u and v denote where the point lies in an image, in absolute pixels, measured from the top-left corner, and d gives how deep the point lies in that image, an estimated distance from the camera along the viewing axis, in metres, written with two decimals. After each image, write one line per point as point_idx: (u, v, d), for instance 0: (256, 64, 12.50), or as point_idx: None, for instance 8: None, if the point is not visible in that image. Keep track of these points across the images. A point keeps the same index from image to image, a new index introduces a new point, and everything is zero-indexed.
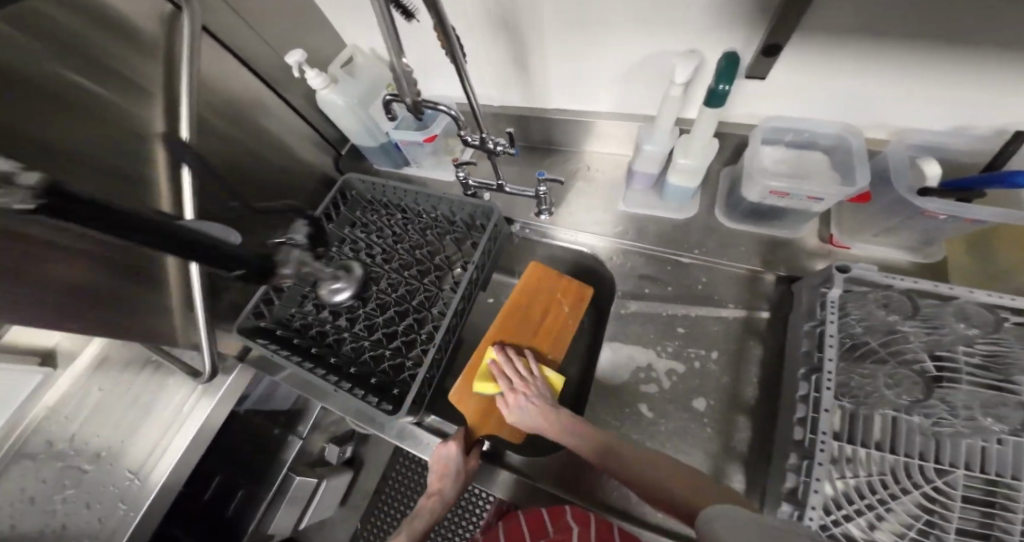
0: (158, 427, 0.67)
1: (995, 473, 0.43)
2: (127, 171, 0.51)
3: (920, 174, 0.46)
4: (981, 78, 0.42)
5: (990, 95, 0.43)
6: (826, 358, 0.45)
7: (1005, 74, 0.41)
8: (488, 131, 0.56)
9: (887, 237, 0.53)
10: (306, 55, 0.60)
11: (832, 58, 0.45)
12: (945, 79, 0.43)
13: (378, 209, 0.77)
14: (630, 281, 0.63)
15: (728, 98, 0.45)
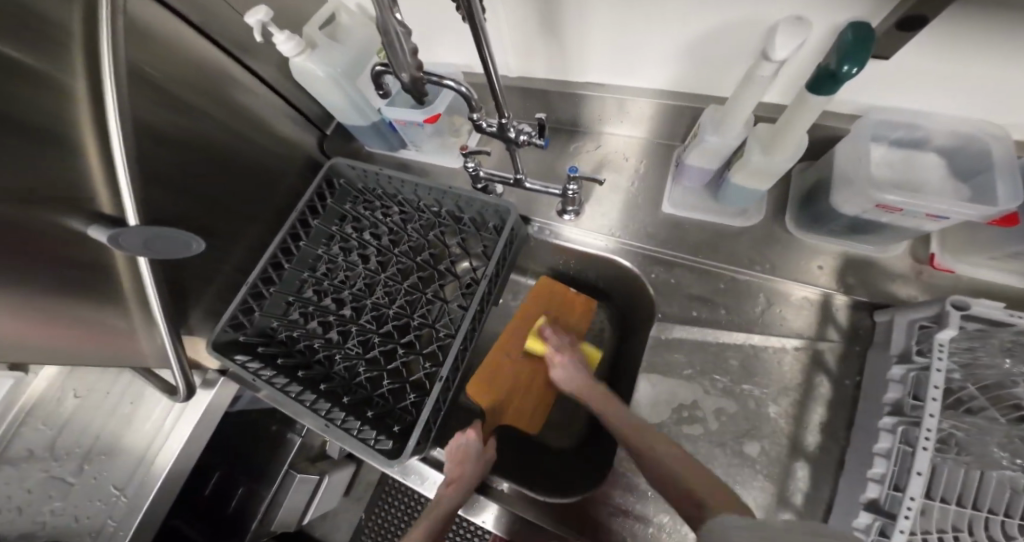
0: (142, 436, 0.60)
1: None
2: (52, 161, 0.39)
3: None
4: None
5: None
6: (926, 414, 0.34)
7: None
8: (510, 115, 0.45)
9: (1007, 262, 0.42)
10: (272, 13, 0.47)
11: (978, 37, 0.34)
12: None
13: (371, 201, 0.65)
14: (675, 302, 0.53)
15: (847, 84, 0.33)
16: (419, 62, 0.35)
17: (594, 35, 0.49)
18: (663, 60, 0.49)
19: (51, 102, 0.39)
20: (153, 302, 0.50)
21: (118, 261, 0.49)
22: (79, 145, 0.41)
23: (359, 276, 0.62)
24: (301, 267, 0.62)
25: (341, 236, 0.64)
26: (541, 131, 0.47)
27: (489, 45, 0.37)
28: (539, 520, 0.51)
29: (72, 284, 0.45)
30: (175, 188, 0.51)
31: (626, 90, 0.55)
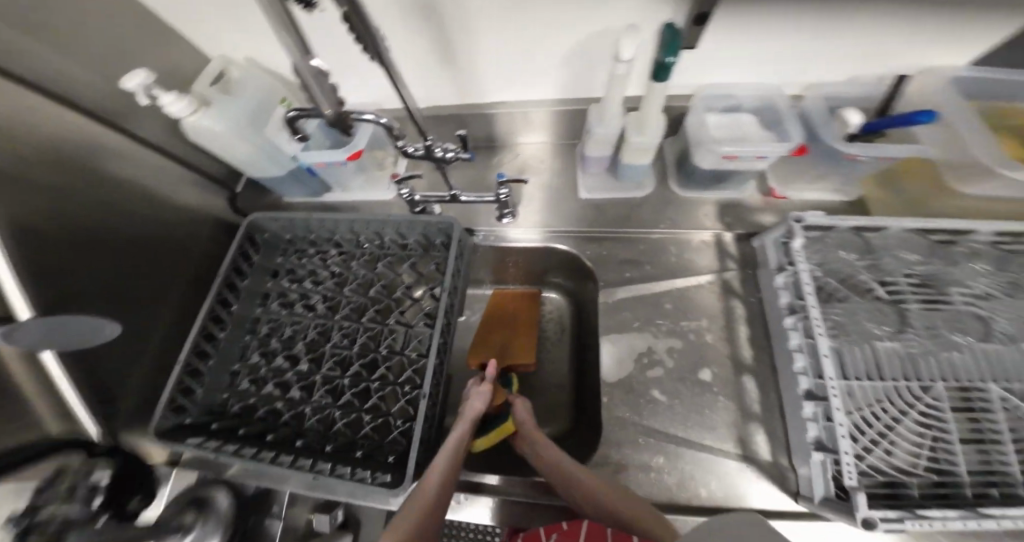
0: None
1: (965, 380, 0.45)
2: None
3: (843, 123, 0.49)
4: (863, 40, 0.49)
5: (867, 52, 0.51)
6: (809, 305, 0.47)
7: (883, 26, 0.47)
8: (433, 136, 0.48)
9: (820, 182, 0.59)
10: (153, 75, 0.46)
11: (749, 28, 0.49)
12: (835, 39, 0.50)
13: (303, 250, 0.64)
14: (611, 269, 0.61)
15: (673, 71, 0.45)
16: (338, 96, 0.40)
17: (488, 60, 0.57)
18: (549, 71, 0.58)
19: None
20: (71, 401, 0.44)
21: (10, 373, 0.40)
22: None
23: (308, 327, 0.59)
24: (240, 331, 0.58)
25: (279, 292, 0.61)
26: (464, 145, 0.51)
27: (399, 74, 0.42)
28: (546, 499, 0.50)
29: None
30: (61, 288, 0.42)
31: (526, 102, 0.64)
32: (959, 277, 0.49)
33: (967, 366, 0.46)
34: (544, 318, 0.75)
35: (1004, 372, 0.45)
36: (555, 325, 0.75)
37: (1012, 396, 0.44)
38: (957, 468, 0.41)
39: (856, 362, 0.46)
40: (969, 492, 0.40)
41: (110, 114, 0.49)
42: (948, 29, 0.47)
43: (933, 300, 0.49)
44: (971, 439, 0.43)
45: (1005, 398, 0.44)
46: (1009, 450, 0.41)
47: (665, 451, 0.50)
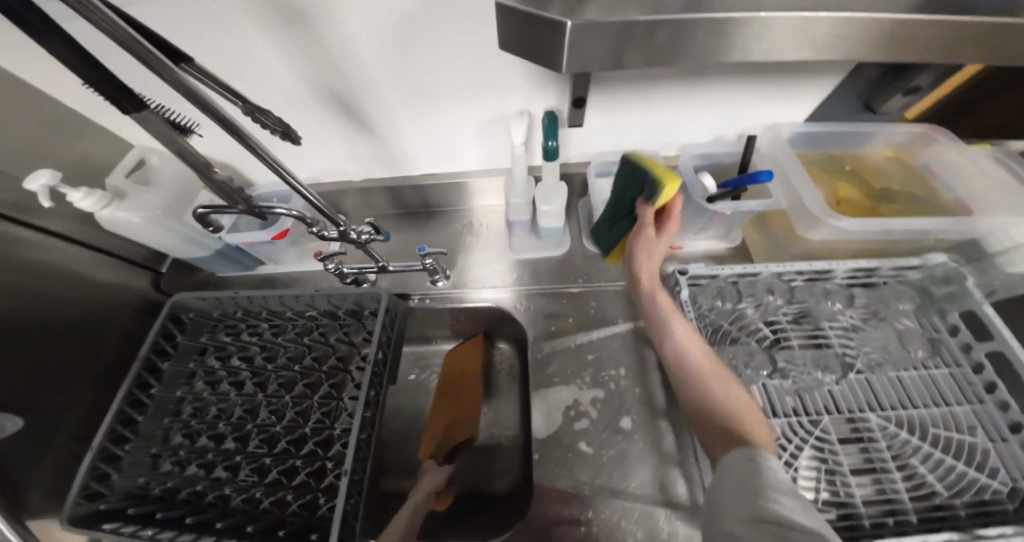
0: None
1: (849, 411, 0.52)
2: None
3: (704, 187, 0.59)
4: (710, 110, 0.60)
5: (717, 118, 0.62)
6: None
7: (717, 100, 0.59)
8: (347, 221, 0.51)
9: (704, 233, 0.67)
10: (61, 175, 0.48)
11: (620, 106, 0.58)
12: (691, 109, 0.60)
13: (233, 326, 0.64)
14: (536, 324, 0.65)
15: (559, 152, 0.53)
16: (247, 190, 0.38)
17: (407, 141, 0.63)
18: (464, 147, 0.65)
19: None
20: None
21: None
22: None
23: (235, 406, 0.59)
24: (160, 415, 0.57)
25: (206, 372, 0.61)
26: (378, 228, 0.55)
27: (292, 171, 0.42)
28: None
29: None
30: None
31: (450, 173, 0.70)
32: None
33: (847, 398, 0.53)
34: (496, 366, 0.77)
35: (880, 402, 0.52)
36: (507, 369, 0.77)
37: (891, 424, 0.50)
38: (854, 499, 0.45)
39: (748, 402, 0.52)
40: (866, 522, 0.44)
41: (25, 210, 0.51)
42: (768, 96, 0.59)
43: (813, 336, 0.57)
44: (863, 468, 0.48)
45: (885, 427, 0.50)
46: (896, 479, 0.47)
47: (594, 503, 0.52)
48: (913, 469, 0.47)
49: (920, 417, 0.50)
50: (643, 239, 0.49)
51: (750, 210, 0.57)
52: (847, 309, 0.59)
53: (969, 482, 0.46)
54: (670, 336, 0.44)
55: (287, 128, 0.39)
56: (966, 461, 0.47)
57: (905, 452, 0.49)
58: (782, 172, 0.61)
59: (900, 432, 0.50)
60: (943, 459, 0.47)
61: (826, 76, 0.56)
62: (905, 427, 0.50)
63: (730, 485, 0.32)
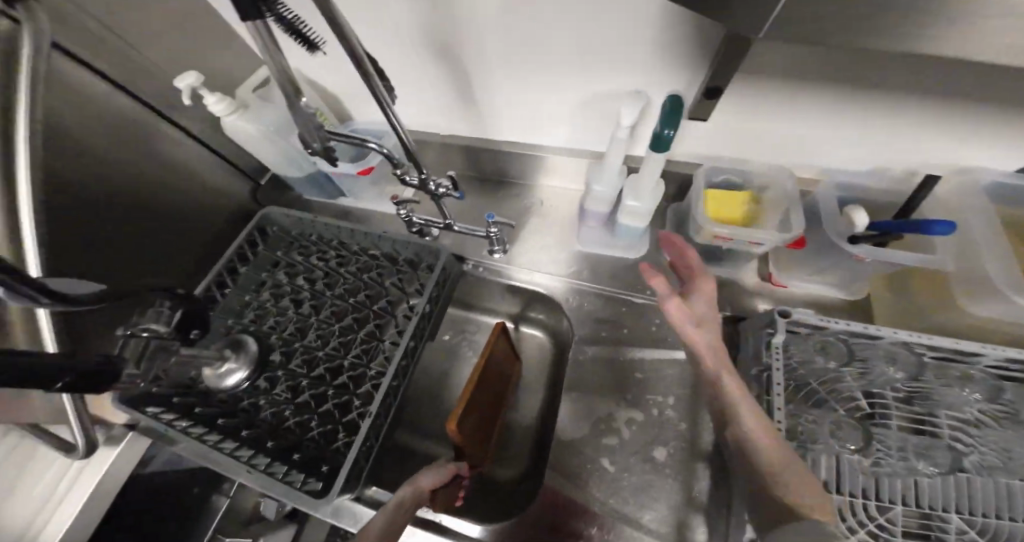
0: (25, 508, 0.52)
1: (928, 505, 0.42)
2: None
3: (850, 222, 0.49)
4: (875, 133, 0.49)
5: (881, 143, 0.50)
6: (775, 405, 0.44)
7: (885, 121, 0.47)
8: (428, 171, 0.49)
9: (821, 275, 0.56)
10: (203, 77, 0.50)
11: (758, 106, 0.49)
12: (849, 127, 0.49)
13: (305, 247, 0.68)
14: (588, 324, 0.60)
15: (672, 145, 0.46)
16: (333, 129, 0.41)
17: (504, 104, 0.60)
18: (560, 122, 0.60)
19: None
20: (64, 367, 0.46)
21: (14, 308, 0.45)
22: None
23: (289, 321, 0.63)
24: (226, 315, 0.63)
25: (273, 283, 0.66)
26: (457, 185, 0.52)
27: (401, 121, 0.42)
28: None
29: None
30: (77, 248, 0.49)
31: (535, 146, 0.66)
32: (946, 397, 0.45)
33: (931, 490, 0.42)
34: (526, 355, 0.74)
35: (967, 500, 0.42)
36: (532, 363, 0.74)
37: (971, 529, 0.40)
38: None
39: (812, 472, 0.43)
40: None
41: (164, 104, 0.56)
42: (962, 130, 0.46)
43: (919, 421, 0.46)
44: None
45: (965, 532, 0.40)
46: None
47: (599, 522, 0.48)
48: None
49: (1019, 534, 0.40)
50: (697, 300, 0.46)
51: (901, 263, 0.46)
52: (985, 402, 0.45)
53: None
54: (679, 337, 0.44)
55: (392, 88, 0.41)
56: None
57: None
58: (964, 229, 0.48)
59: (979, 541, 0.40)
60: None
61: None
62: (986, 536, 0.40)
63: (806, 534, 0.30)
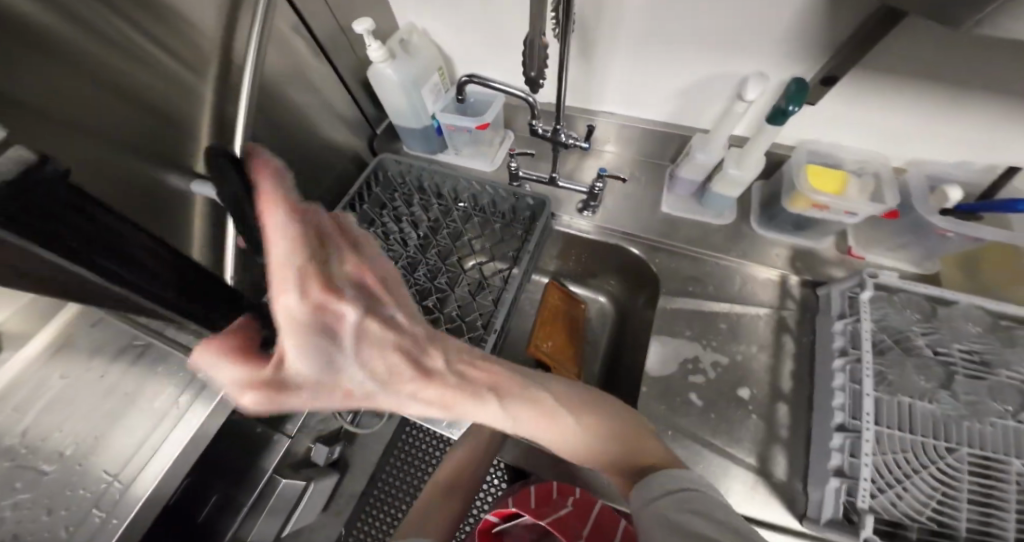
0: (125, 446, 0.43)
1: (989, 448, 0.45)
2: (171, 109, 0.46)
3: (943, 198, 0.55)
4: (971, 126, 0.54)
5: (974, 138, 0.56)
6: (864, 350, 0.49)
7: (983, 116, 0.53)
8: (564, 123, 0.56)
9: (899, 252, 0.62)
10: (371, 26, 0.57)
11: (865, 91, 0.55)
12: (946, 120, 0.55)
13: (412, 193, 0.74)
14: (675, 279, 0.66)
15: (790, 118, 0.53)
16: (542, 63, 0.49)
17: (619, 77, 0.66)
18: (669, 97, 0.66)
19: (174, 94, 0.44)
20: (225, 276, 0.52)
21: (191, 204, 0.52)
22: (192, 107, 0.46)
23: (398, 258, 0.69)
24: None
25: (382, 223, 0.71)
26: (585, 136, 0.59)
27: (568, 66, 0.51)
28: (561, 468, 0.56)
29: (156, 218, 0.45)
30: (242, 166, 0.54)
31: (636, 118, 0.72)
32: (1016, 358, 0.49)
33: (995, 439, 0.46)
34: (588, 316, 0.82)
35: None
36: (598, 319, 0.81)
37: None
38: (957, 523, 0.43)
39: (888, 413, 0.48)
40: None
41: (320, 47, 0.62)
42: None
43: (980, 374, 0.49)
44: (976, 502, 0.44)
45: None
46: (1010, 522, 0.42)
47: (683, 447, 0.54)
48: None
49: None
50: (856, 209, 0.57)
51: (981, 236, 0.53)
52: None
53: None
54: (248, 378, 0.29)
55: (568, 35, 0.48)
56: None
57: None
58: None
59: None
60: None
61: None
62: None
63: (654, 511, 0.36)
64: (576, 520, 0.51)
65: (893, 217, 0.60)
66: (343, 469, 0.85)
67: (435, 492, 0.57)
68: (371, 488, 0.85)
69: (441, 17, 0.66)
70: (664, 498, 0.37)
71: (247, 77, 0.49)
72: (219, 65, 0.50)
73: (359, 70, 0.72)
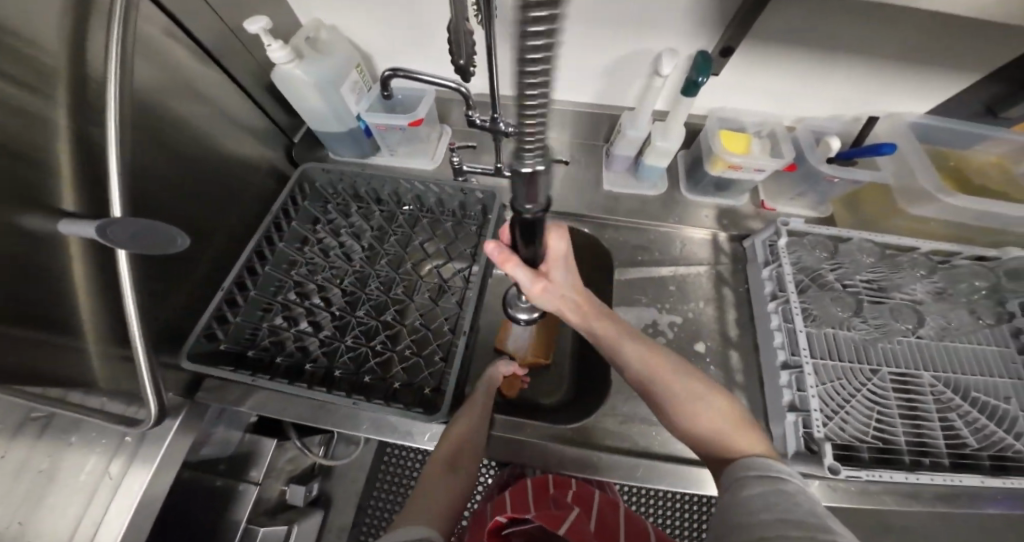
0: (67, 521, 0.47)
1: (904, 367, 0.56)
2: (15, 137, 0.37)
3: (826, 149, 0.64)
4: (840, 84, 0.64)
5: (843, 94, 0.65)
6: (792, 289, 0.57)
7: (848, 73, 0.62)
8: (501, 113, 0.55)
9: (800, 201, 0.72)
10: (269, 23, 0.51)
11: (759, 60, 0.62)
12: (821, 81, 0.64)
13: (347, 204, 0.69)
14: (624, 253, 0.70)
15: (700, 90, 0.59)
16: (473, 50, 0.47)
17: (545, 62, 0.66)
18: (594, 77, 0.68)
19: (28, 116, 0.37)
20: (132, 325, 0.45)
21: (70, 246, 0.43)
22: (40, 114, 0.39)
23: (346, 273, 0.64)
24: (277, 269, 0.62)
25: (320, 240, 0.66)
26: (523, 123, 0.59)
27: (498, 66, 0.49)
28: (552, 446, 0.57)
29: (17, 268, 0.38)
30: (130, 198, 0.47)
31: (566, 101, 0.73)
32: (903, 280, 0.61)
33: (906, 357, 0.57)
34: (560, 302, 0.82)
35: (932, 364, 0.56)
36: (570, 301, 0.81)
37: (939, 383, 0.55)
38: (897, 438, 0.51)
39: (818, 345, 0.57)
40: (904, 457, 0.51)
41: (210, 50, 0.55)
42: (898, 85, 0.63)
43: (879, 297, 0.60)
44: (906, 415, 0.53)
45: (935, 386, 0.55)
46: (936, 428, 0.52)
47: None
48: (951, 422, 0.53)
49: (966, 382, 0.55)
50: (763, 165, 0.63)
51: (857, 179, 0.64)
52: (923, 279, 0.61)
53: (994, 440, 0.51)
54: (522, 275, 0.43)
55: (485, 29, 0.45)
56: (1004, 427, 0.52)
57: (947, 407, 0.54)
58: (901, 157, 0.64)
59: (947, 392, 0.54)
60: (979, 419, 0.52)
61: (961, 76, 0.60)
62: (950, 388, 0.55)
63: (746, 503, 0.37)
64: (583, 518, 0.48)
65: (791, 170, 0.69)
66: (326, 505, 0.86)
67: (428, 475, 0.49)
68: (362, 517, 0.86)
69: (353, 10, 0.61)
70: (753, 483, 0.38)
71: (111, 92, 0.39)
72: (73, 78, 0.41)
73: (262, 71, 0.65)
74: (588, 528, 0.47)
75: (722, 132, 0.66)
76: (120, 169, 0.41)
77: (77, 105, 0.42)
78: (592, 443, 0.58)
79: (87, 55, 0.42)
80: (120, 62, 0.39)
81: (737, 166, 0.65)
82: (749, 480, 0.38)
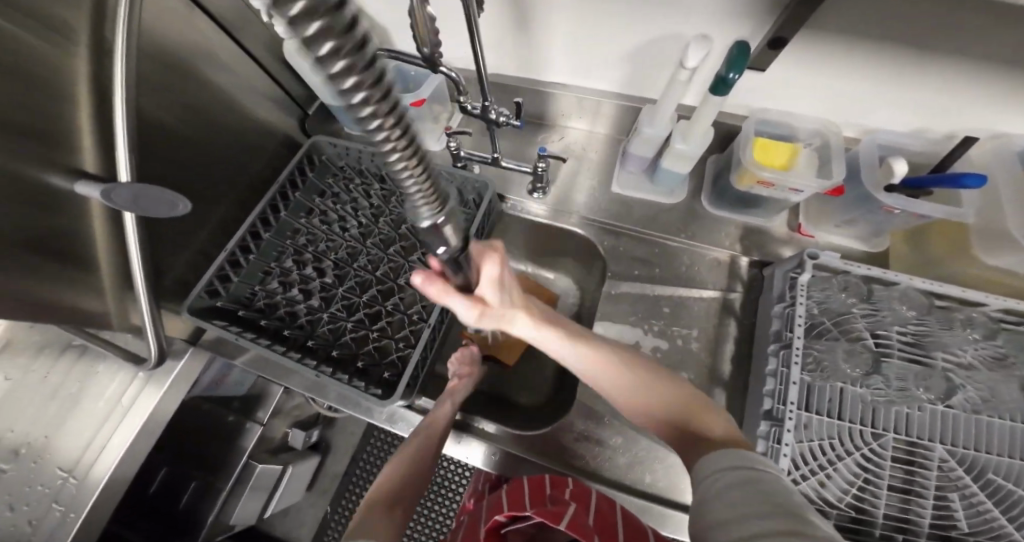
0: (81, 438, 0.55)
1: (916, 435, 0.47)
2: (46, 111, 0.42)
3: (889, 172, 0.52)
4: (928, 90, 0.50)
5: (928, 102, 0.52)
6: (795, 336, 0.48)
7: (941, 78, 0.48)
8: (491, 99, 0.52)
9: (847, 228, 0.60)
10: None
11: (817, 55, 0.51)
12: (897, 85, 0.51)
13: (350, 177, 0.71)
14: (620, 263, 0.65)
15: (733, 88, 0.48)
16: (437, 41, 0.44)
17: (559, 44, 0.61)
18: (612, 63, 0.61)
19: (44, 89, 0.41)
20: (137, 278, 0.51)
21: (89, 207, 0.48)
22: (66, 85, 0.43)
23: (340, 246, 0.67)
24: (280, 235, 0.66)
25: (320, 210, 0.69)
26: (517, 113, 0.55)
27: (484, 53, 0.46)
28: (521, 450, 0.57)
29: (40, 224, 0.44)
30: (145, 162, 0.51)
31: (583, 87, 0.66)
32: (951, 341, 0.49)
33: (922, 426, 0.47)
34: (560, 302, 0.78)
35: (953, 435, 0.46)
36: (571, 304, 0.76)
37: (952, 458, 0.45)
38: (876, 510, 0.45)
39: (818, 401, 0.48)
40: (876, 530, 0.45)
41: (221, 21, 0.57)
42: (1011, 98, 0.48)
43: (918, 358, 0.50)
44: (896, 486, 0.46)
45: (945, 460, 0.45)
46: (926, 506, 0.45)
47: (624, 433, 0.57)
48: (947, 501, 0.45)
49: (987, 461, 0.45)
50: (805, 186, 0.54)
51: (925, 214, 0.51)
52: (981, 342, 0.49)
53: (991, 527, 0.44)
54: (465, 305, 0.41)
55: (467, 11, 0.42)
56: (1007, 513, 0.43)
57: (951, 483, 0.45)
58: (995, 184, 0.50)
59: (957, 468, 0.45)
60: (983, 502, 0.44)
61: None
62: (963, 464, 0.45)
63: (723, 499, 0.30)
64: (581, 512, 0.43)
65: (838, 192, 0.58)
66: (325, 450, 0.94)
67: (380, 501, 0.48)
68: (354, 468, 0.92)
69: None
70: (732, 473, 0.32)
71: (117, 65, 0.43)
72: (92, 51, 0.45)
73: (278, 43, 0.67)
74: (590, 523, 0.42)
75: (756, 139, 0.55)
76: (126, 135, 0.46)
77: (96, 81, 0.46)
78: (546, 450, 0.57)
79: (105, 31, 0.45)
80: (124, 37, 0.43)
81: (771, 183, 0.55)
82: (724, 474, 0.32)
